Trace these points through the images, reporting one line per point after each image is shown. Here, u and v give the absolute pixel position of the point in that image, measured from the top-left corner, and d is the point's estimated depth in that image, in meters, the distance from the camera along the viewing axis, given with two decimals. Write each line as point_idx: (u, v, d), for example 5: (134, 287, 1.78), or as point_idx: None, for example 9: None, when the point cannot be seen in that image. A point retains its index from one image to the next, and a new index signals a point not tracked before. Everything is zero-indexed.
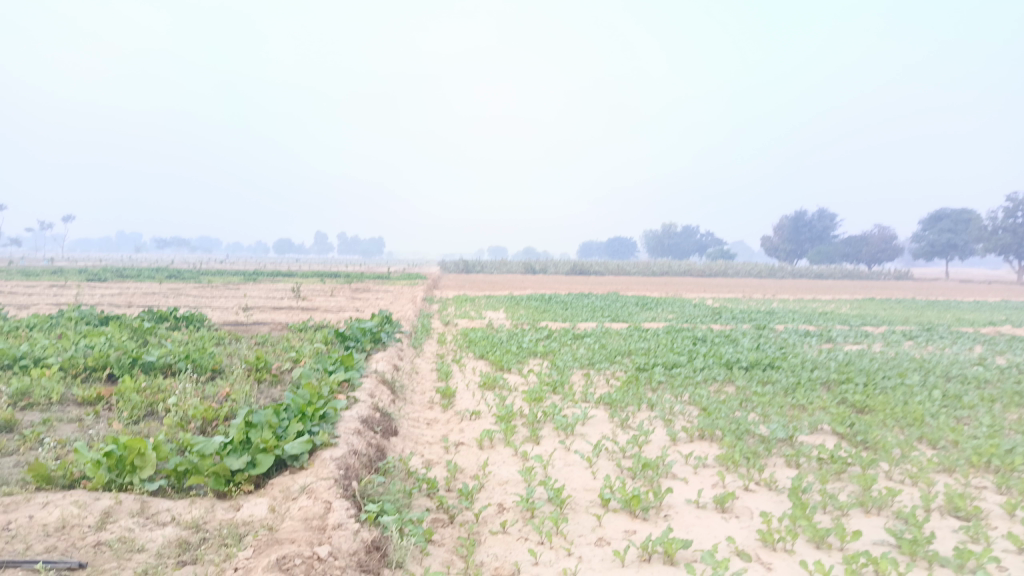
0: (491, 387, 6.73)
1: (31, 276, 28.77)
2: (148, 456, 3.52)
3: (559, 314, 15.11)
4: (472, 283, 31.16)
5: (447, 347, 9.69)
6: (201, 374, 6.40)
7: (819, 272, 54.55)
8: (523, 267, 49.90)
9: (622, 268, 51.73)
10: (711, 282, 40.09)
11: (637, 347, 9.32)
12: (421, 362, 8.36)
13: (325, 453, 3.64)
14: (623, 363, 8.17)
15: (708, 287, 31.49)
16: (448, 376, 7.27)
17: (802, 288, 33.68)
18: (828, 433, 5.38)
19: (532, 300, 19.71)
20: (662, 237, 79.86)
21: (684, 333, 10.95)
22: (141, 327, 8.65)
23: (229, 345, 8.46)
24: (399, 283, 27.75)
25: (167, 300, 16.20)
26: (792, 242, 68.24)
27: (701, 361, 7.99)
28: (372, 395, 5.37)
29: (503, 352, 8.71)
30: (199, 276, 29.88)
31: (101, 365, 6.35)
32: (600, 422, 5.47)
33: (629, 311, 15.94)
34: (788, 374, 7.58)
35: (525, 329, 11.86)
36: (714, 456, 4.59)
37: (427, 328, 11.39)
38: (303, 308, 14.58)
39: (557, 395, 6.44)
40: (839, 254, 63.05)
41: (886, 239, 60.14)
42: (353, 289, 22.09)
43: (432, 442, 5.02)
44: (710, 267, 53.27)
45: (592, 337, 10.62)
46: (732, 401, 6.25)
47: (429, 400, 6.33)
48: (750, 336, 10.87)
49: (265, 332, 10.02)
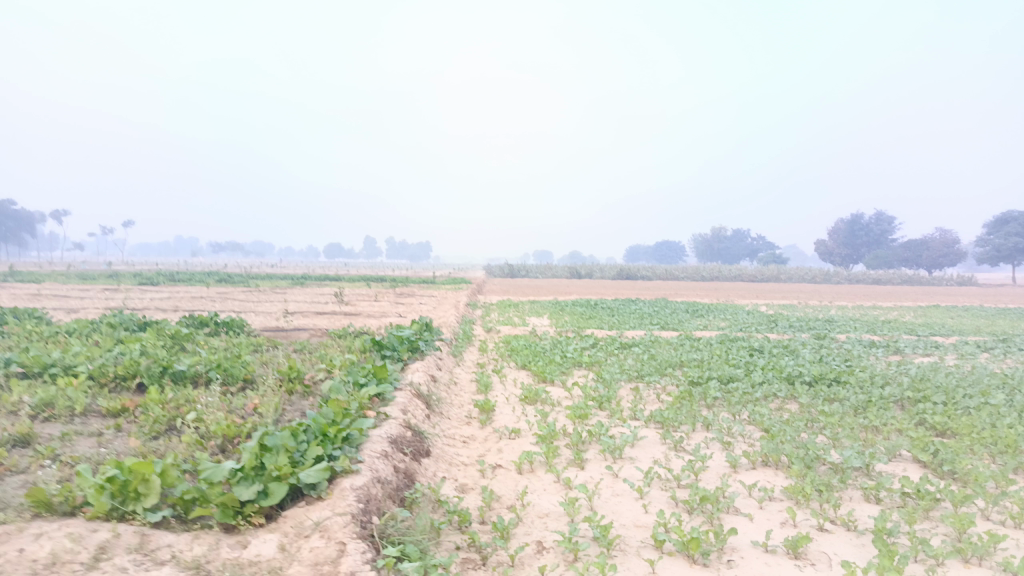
0: (533, 401, 6.32)
1: (88, 279, 29.68)
2: (152, 482, 3.21)
3: (606, 321, 14.62)
4: (517, 288, 30.87)
5: (488, 356, 9.31)
6: (232, 385, 6.14)
7: (877, 277, 52.65)
8: (569, 272, 49.32)
9: (671, 273, 50.75)
10: (764, 287, 38.88)
11: (689, 358, 8.79)
12: (461, 372, 8.00)
13: (345, 482, 3.29)
14: (675, 375, 7.67)
15: (761, 293, 30.54)
16: (488, 389, 6.89)
17: (861, 294, 32.37)
18: (908, 461, 4.82)
19: (578, 306, 19.23)
20: (711, 241, 78.43)
21: (739, 343, 10.36)
22: (178, 333, 8.49)
23: (265, 353, 8.23)
24: (444, 287, 27.59)
25: (213, 304, 16.25)
26: (847, 246, 66.07)
27: (759, 375, 7.45)
28: (405, 411, 5.01)
29: (547, 363, 8.29)
30: (248, 279, 30.41)
31: (131, 375, 6.15)
32: (651, 443, 5.01)
33: (679, 319, 15.34)
34: (856, 390, 6.97)
35: (570, 337, 11.42)
36: (781, 488, 4.09)
37: (468, 335, 11.04)
38: (345, 313, 14.39)
39: (603, 413, 5.99)
40: (897, 259, 60.75)
41: (948, 242, 57.71)
42: (396, 293, 21.95)
43: (467, 464, 4.63)
44: (762, 272, 51.88)
45: (641, 346, 10.11)
46: (796, 421, 5.71)
47: (467, 416, 5.95)
48: (810, 347, 10.21)
49: (303, 339, 9.80)
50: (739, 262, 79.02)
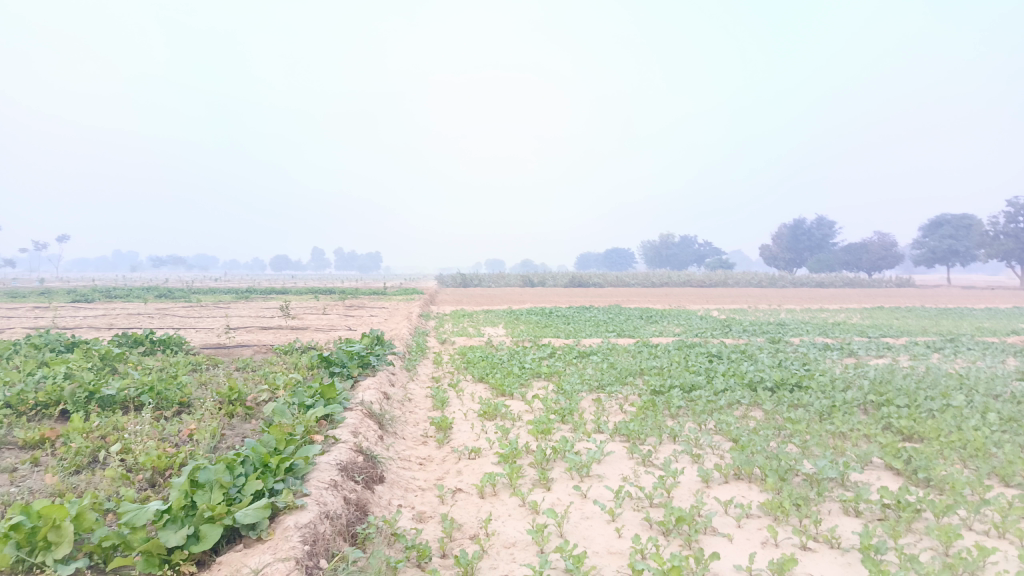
0: (493, 417, 6.02)
1: (16, 297, 28.28)
2: (65, 529, 2.79)
3: (562, 329, 14.42)
4: (470, 298, 30.54)
5: (443, 369, 8.97)
6: (167, 410, 5.68)
7: (820, 280, 53.97)
8: (521, 281, 49.19)
9: (621, 280, 51.12)
10: (713, 292, 39.40)
11: (649, 366, 8.61)
12: (415, 387, 7.66)
13: (289, 520, 2.94)
14: (636, 384, 7.47)
15: (712, 298, 30.88)
16: (444, 405, 6.56)
17: (806, 297, 33.06)
18: (881, 470, 4.68)
19: (532, 314, 18.99)
20: (660, 247, 79.46)
21: (697, 350, 10.25)
22: (109, 354, 7.91)
23: (204, 373, 7.73)
24: (395, 298, 27.06)
25: (151, 321, 15.47)
26: (791, 250, 67.66)
27: (721, 381, 7.30)
28: (355, 433, 4.67)
29: (504, 375, 8.00)
30: (191, 294, 29.38)
31: (53, 402, 5.63)
32: (618, 458, 4.77)
33: (634, 326, 15.26)
34: (819, 395, 6.87)
35: (526, 347, 11.16)
36: (758, 503, 3.89)
37: (422, 348, 10.67)
38: (292, 328, 13.84)
39: (566, 427, 5.73)
40: (839, 263, 62.46)
41: (886, 245, 59.63)
42: (346, 306, 21.38)
43: (425, 489, 4.30)
44: (710, 277, 52.63)
45: (599, 355, 9.90)
46: (764, 430, 5.54)
47: (422, 435, 5.61)
48: (768, 351, 10.16)
49: (247, 356, 9.30)
50: (688, 268, 80.18)
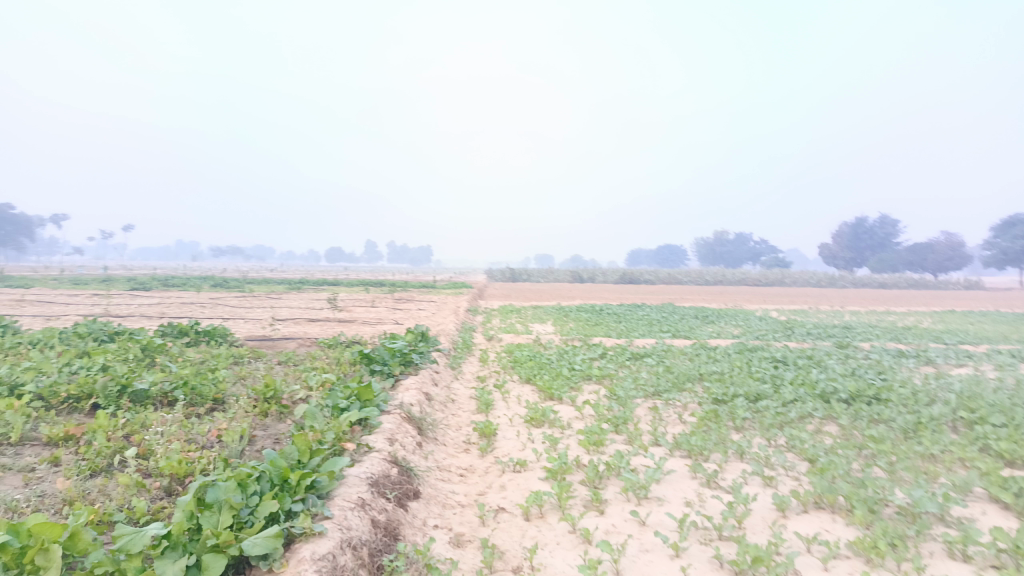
0: (540, 424, 5.59)
1: (77, 284, 29.20)
2: (54, 551, 2.42)
3: (613, 328, 13.90)
4: (519, 293, 30.17)
5: (489, 368, 8.57)
6: (199, 407, 5.43)
7: (882, 280, 51.88)
8: (572, 277, 48.51)
9: (674, 278, 50.02)
10: (770, 291, 38.08)
11: (709, 371, 8.06)
12: (459, 388, 7.28)
13: (305, 549, 2.58)
14: (695, 391, 6.93)
15: (768, 297, 29.84)
16: (488, 408, 6.16)
17: (869, 299, 31.58)
18: (985, 502, 4.08)
19: (582, 311, 18.46)
20: (714, 245, 77.79)
21: (759, 354, 9.61)
22: (150, 345, 7.74)
23: (243, 367, 7.50)
24: (446, 292, 26.92)
25: (201, 310, 15.52)
26: (851, 249, 65.26)
27: (789, 391, 6.71)
28: (391, 441, 4.30)
29: (553, 376, 7.55)
30: (243, 284, 29.69)
31: (85, 395, 5.42)
32: (680, 478, 4.28)
33: (689, 326, 14.62)
34: (902, 409, 6.22)
35: (576, 346, 10.67)
36: (846, 541, 3.37)
37: (468, 345, 10.29)
38: (339, 321, 13.65)
39: (620, 439, 5.26)
40: (903, 263, 59.92)
41: (954, 246, 56.95)
42: (394, 299, 21.23)
43: (464, 506, 3.90)
44: (766, 276, 51.13)
45: (654, 357, 9.36)
46: (843, 449, 4.97)
47: (465, 442, 5.22)
48: (837, 357, 9.45)
49: (289, 350, 9.08)
50: (742, 266, 78.17)
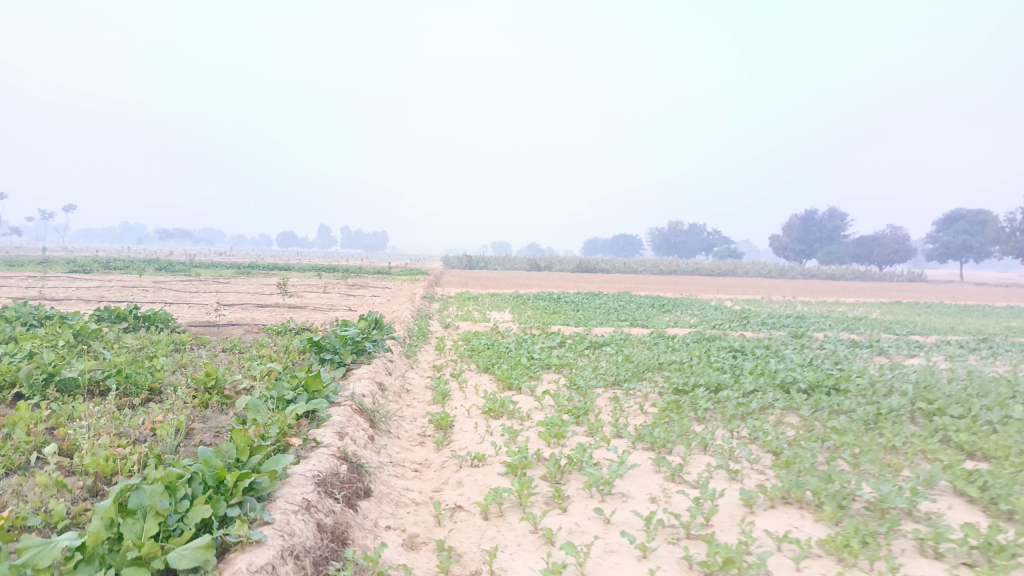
0: (498, 415, 5.39)
1: (13, 265, 27.98)
2: None
3: (571, 316, 13.77)
4: (476, 280, 29.94)
5: (446, 357, 8.35)
6: (133, 397, 5.07)
7: (830, 272, 53.09)
8: (528, 265, 48.45)
9: (629, 268, 50.37)
10: (724, 282, 38.54)
11: (668, 360, 7.96)
12: (414, 377, 7.04)
13: (240, 560, 2.32)
14: (655, 381, 6.81)
15: (723, 288, 30.15)
16: (445, 399, 5.93)
17: (818, 290, 32.21)
18: (950, 497, 4.02)
19: (539, 300, 18.31)
20: (669, 235, 78.75)
21: (717, 344, 9.58)
22: (84, 330, 7.29)
23: (185, 354, 7.11)
24: (402, 279, 26.52)
25: (144, 294, 14.91)
26: (801, 241, 66.65)
27: (750, 381, 6.64)
28: (341, 435, 4.04)
29: (512, 365, 7.36)
30: (190, 268, 28.80)
31: (7, 384, 5.01)
32: (644, 472, 4.12)
33: (647, 315, 14.58)
34: (861, 400, 6.20)
35: (534, 334, 10.50)
36: (817, 539, 3.25)
37: (424, 333, 10.03)
38: (290, 306, 13.22)
39: (581, 430, 5.09)
40: (850, 255, 61.42)
41: (898, 239, 58.65)
42: (347, 285, 20.77)
43: (419, 504, 3.68)
44: (719, 266, 51.84)
45: (613, 346, 9.24)
46: (807, 442, 4.89)
47: (420, 435, 4.98)
48: (794, 347, 9.47)
49: (236, 336, 8.69)
50: (696, 256, 79.21)
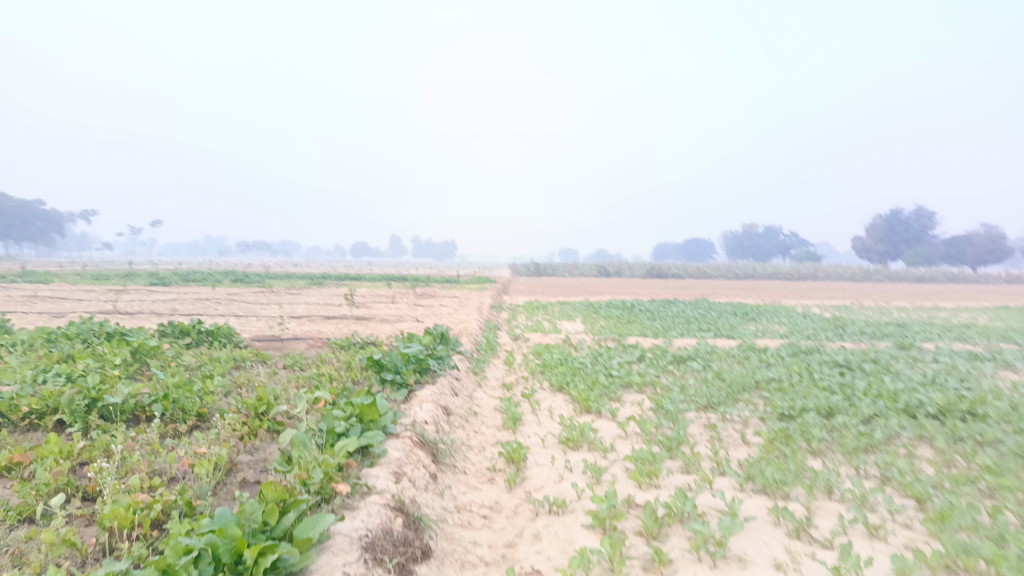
0: (578, 446, 4.75)
1: (98, 278, 29.04)
2: None
3: (648, 326, 12.95)
4: (545, 287, 29.31)
5: (517, 373, 7.75)
6: (179, 425, 4.65)
7: (919, 274, 50.07)
8: (597, 272, 47.57)
9: (703, 272, 48.84)
10: (803, 286, 36.66)
11: (766, 378, 7.12)
12: (483, 397, 6.46)
13: None
14: (754, 404, 6.01)
15: (804, 293, 28.61)
16: (517, 424, 5.32)
17: (910, 293, 30.15)
18: None
19: (612, 308, 17.53)
20: (743, 238, 76.41)
21: (816, 357, 8.62)
22: (141, 348, 7.00)
23: (244, 373, 6.74)
24: (471, 287, 26.16)
25: (215, 307, 14.89)
26: (886, 242, 63.29)
27: (867, 405, 5.75)
28: (398, 476, 3.47)
29: (589, 384, 6.69)
30: (264, 279, 29.20)
31: (49, 410, 4.64)
32: (762, 527, 3.39)
33: (730, 324, 13.61)
34: (1008, 428, 5.23)
35: (611, 347, 9.78)
36: None
37: (493, 346, 9.46)
38: (356, 318, 12.89)
39: (677, 466, 4.39)
40: (940, 256, 57.90)
41: (994, 238, 54.94)
42: (416, 295, 20.50)
43: (489, 566, 3.06)
44: (798, 271, 49.61)
45: (699, 361, 8.43)
46: (955, 486, 4.04)
47: (490, 470, 4.37)
48: (906, 361, 8.43)
49: (298, 352, 8.31)
50: (772, 260, 76.38)
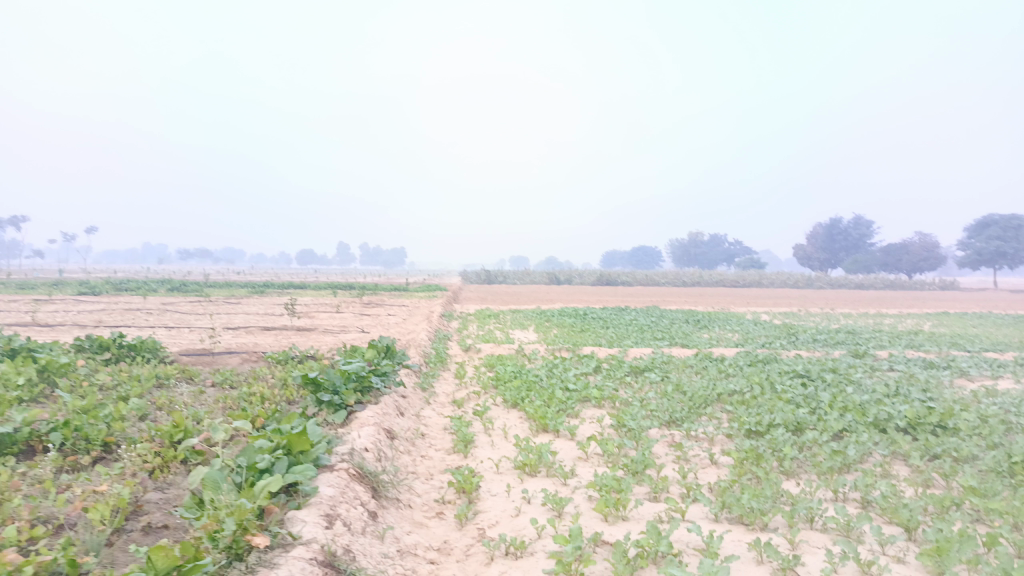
0: (535, 471, 4.32)
1: (24, 287, 27.61)
2: None
3: (602, 335, 12.64)
4: (495, 296, 28.86)
5: (468, 388, 7.28)
6: (80, 458, 4.05)
7: (858, 281, 51.42)
8: (547, 279, 47.43)
9: (652, 279, 49.16)
10: (749, 293, 37.13)
11: (727, 390, 6.81)
12: (432, 416, 5.97)
13: None
14: (719, 420, 5.68)
15: (752, 300, 28.89)
16: (468, 447, 4.85)
17: (852, 301, 30.71)
18: None
19: (565, 317, 17.24)
20: (690, 246, 77.60)
21: (776, 367, 8.38)
22: (48, 365, 6.28)
23: (166, 393, 6.11)
24: (420, 295, 25.55)
25: (145, 318, 14.00)
26: (827, 250, 64.97)
27: (836, 419, 5.46)
28: (331, 519, 2.99)
29: (545, 399, 6.28)
30: (202, 288, 28.11)
31: None
32: (745, 568, 3.01)
33: (683, 332, 13.40)
34: (981, 441, 5.00)
35: (565, 358, 9.38)
36: None
37: (442, 358, 8.97)
38: (297, 329, 12.22)
39: (645, 493, 4.01)
40: (877, 264, 59.63)
41: (928, 246, 56.81)
42: (363, 304, 19.78)
43: None
44: (743, 279, 50.39)
45: (657, 371, 8.11)
46: (943, 511, 3.74)
47: (438, 503, 3.91)
48: (864, 371, 8.26)
49: (230, 368, 7.67)
50: (718, 268, 77.63)
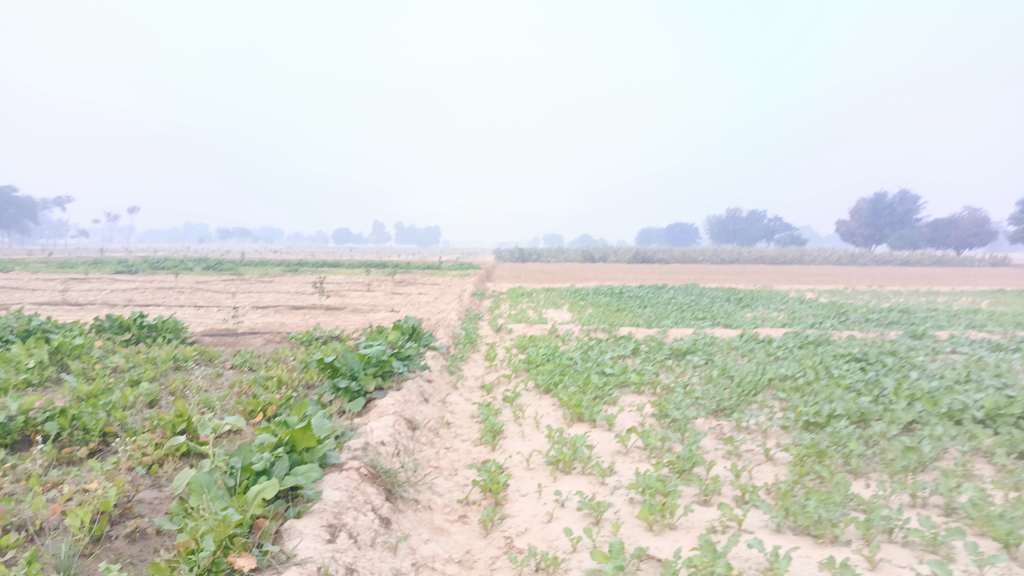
0: (569, 468, 3.89)
1: (64, 266, 28.03)
2: None
3: (639, 314, 12.12)
4: (528, 274, 28.39)
5: (498, 372, 6.87)
6: (76, 450, 3.74)
7: (904, 257, 49.80)
8: (581, 256, 46.85)
9: (689, 257, 48.15)
10: (790, 271, 36.02)
11: (778, 375, 6.27)
12: (459, 403, 5.58)
13: None
14: (772, 409, 5.16)
15: (794, 278, 27.90)
16: (496, 439, 4.44)
17: (900, 279, 29.50)
18: None
19: (600, 295, 16.73)
20: (728, 222, 76.08)
21: (829, 349, 7.80)
22: (60, 347, 6.00)
23: (180, 376, 5.81)
24: (454, 274, 25.17)
25: (175, 297, 13.85)
26: (871, 226, 62.99)
27: (905, 410, 4.90)
28: (334, 531, 2.61)
29: (580, 384, 5.83)
30: (236, 266, 28.23)
31: None
32: None
33: (726, 311, 12.80)
34: None
35: (601, 339, 8.91)
36: None
37: (472, 339, 8.57)
38: (326, 308, 11.93)
39: (694, 496, 3.55)
40: (924, 239, 57.62)
41: (979, 221, 54.61)
42: (395, 282, 19.50)
43: None
44: (784, 256, 49.14)
45: (699, 354, 7.59)
46: None
47: (462, 504, 3.51)
48: (926, 354, 7.63)
49: (251, 349, 7.36)
50: (757, 245, 75.99)
